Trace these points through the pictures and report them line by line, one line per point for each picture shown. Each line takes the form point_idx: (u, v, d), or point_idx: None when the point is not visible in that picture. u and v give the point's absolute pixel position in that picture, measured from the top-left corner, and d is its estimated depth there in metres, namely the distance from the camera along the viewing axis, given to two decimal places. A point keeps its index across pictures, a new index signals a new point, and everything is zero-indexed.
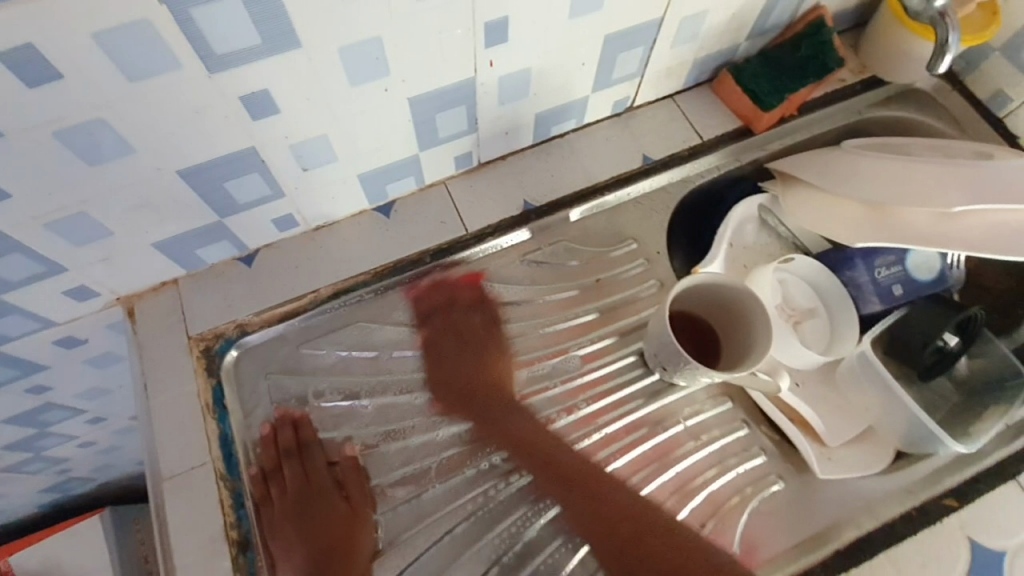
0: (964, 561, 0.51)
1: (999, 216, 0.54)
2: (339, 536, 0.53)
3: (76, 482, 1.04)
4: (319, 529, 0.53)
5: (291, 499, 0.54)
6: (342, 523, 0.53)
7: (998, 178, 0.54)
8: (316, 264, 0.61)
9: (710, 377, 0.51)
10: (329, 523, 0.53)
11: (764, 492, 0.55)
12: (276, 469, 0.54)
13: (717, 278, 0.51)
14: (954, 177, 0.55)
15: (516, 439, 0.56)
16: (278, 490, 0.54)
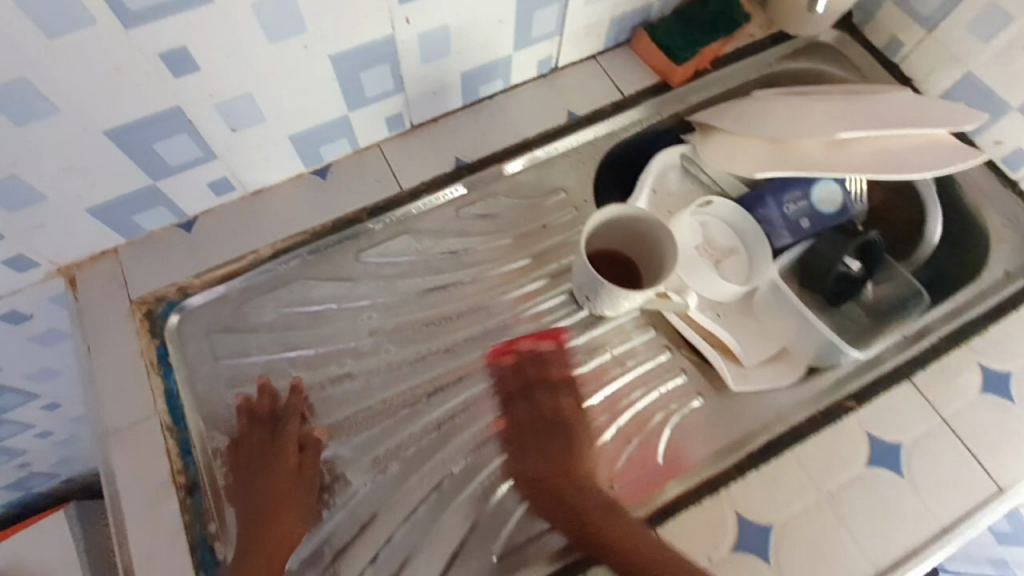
0: (864, 454, 0.54)
1: (885, 143, 0.58)
2: (280, 504, 0.51)
3: (37, 478, 1.04)
4: (269, 493, 0.52)
5: (259, 458, 0.53)
6: (293, 493, 0.52)
7: (884, 111, 0.59)
8: (255, 227, 0.63)
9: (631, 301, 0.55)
10: (279, 488, 0.52)
11: (686, 408, 0.58)
12: (253, 434, 0.54)
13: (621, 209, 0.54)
14: (845, 112, 0.59)
15: (453, 376, 0.59)
16: (248, 448, 0.54)
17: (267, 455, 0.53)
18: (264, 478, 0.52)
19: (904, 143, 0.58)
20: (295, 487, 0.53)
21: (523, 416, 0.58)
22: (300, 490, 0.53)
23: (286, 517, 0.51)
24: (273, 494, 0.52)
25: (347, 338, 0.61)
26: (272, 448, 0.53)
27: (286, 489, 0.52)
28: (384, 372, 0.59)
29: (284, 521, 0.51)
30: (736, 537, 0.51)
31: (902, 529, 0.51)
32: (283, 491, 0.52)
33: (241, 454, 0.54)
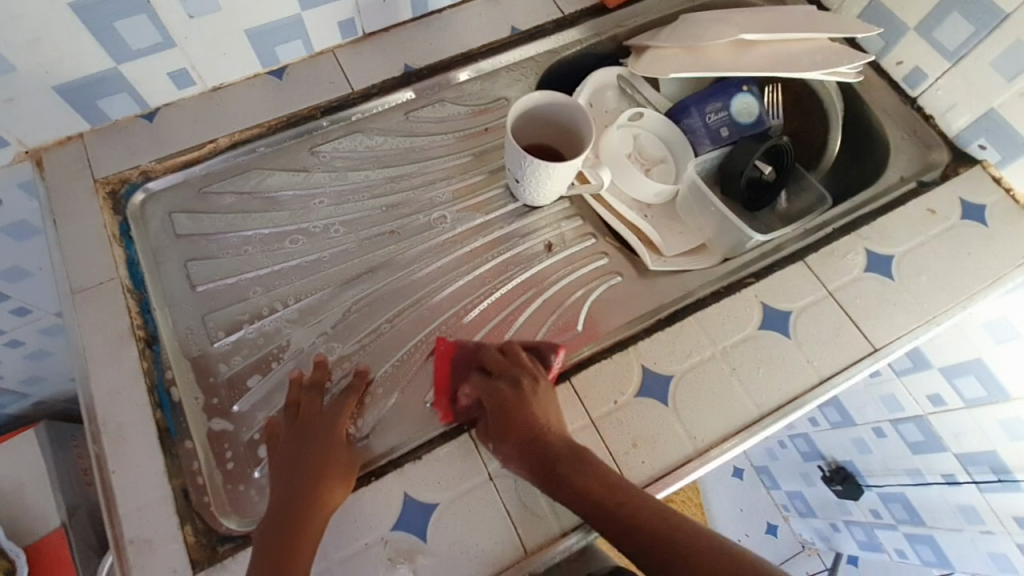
0: (757, 317, 0.61)
1: (779, 48, 0.68)
2: (334, 475, 0.50)
3: (8, 397, 1.08)
4: (318, 463, 0.50)
5: (321, 428, 0.53)
6: (336, 463, 0.51)
7: (781, 21, 0.69)
8: (215, 120, 0.68)
9: (556, 179, 0.61)
10: (327, 457, 0.51)
11: (606, 285, 0.65)
12: (315, 397, 0.55)
13: (544, 97, 0.60)
14: (749, 19, 0.69)
15: (397, 252, 0.65)
16: (310, 415, 0.54)
17: (331, 431, 0.53)
18: (320, 449, 0.51)
19: (798, 47, 0.68)
20: (350, 458, 0.52)
21: (458, 288, 0.64)
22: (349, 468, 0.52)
23: (333, 485, 0.50)
24: (326, 466, 0.50)
25: (297, 220, 0.66)
26: (331, 422, 0.53)
27: (343, 460, 0.51)
28: (333, 251, 0.65)
29: (333, 492, 0.50)
30: (639, 384, 0.57)
31: (784, 378, 0.58)
32: (333, 464, 0.51)
33: (297, 423, 0.53)
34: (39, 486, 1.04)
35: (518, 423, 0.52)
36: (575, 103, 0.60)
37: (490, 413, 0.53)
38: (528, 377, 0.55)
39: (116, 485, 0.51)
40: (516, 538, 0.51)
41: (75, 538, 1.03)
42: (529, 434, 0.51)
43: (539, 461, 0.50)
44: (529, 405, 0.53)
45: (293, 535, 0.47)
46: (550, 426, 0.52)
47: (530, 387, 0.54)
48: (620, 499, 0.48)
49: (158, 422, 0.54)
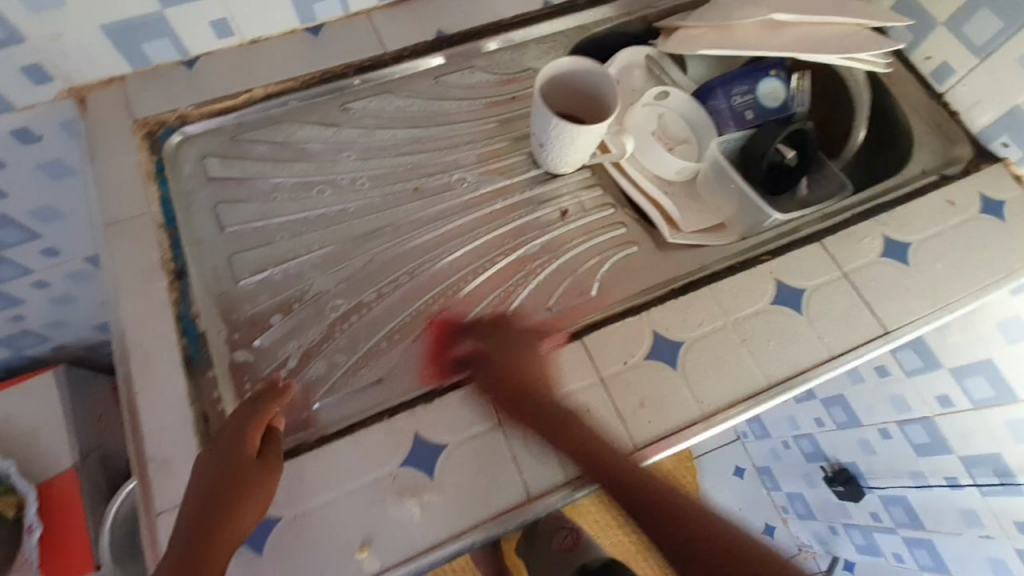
0: (771, 292, 0.62)
1: (808, 30, 0.69)
2: (244, 498, 0.47)
3: (29, 340, 1.11)
4: (219, 506, 0.46)
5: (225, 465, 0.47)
6: (252, 486, 0.47)
7: (813, 4, 0.70)
8: (251, 72, 0.70)
9: (584, 141, 0.61)
10: (241, 481, 0.47)
11: (623, 253, 0.66)
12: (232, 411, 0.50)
13: (568, 63, 0.60)
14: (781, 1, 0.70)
15: (420, 208, 0.67)
16: (219, 449, 0.48)
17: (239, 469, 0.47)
18: (233, 471, 0.47)
19: (827, 31, 0.69)
20: (263, 480, 0.48)
21: (475, 246, 0.65)
22: (264, 489, 0.48)
23: (243, 512, 0.47)
24: (235, 493, 0.46)
25: (326, 173, 0.68)
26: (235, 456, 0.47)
27: (252, 484, 0.47)
28: (357, 203, 0.66)
29: (233, 532, 0.46)
30: (650, 347, 0.58)
31: (793, 353, 0.59)
32: (244, 490, 0.47)
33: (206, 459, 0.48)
34: (52, 429, 1.08)
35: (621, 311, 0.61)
36: (598, 67, 0.60)
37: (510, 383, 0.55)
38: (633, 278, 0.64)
39: (139, 405, 0.53)
40: (520, 483, 0.52)
41: (85, 482, 1.07)
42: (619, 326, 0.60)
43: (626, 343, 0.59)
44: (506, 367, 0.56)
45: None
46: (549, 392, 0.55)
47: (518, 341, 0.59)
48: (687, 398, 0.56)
49: (182, 350, 0.56)
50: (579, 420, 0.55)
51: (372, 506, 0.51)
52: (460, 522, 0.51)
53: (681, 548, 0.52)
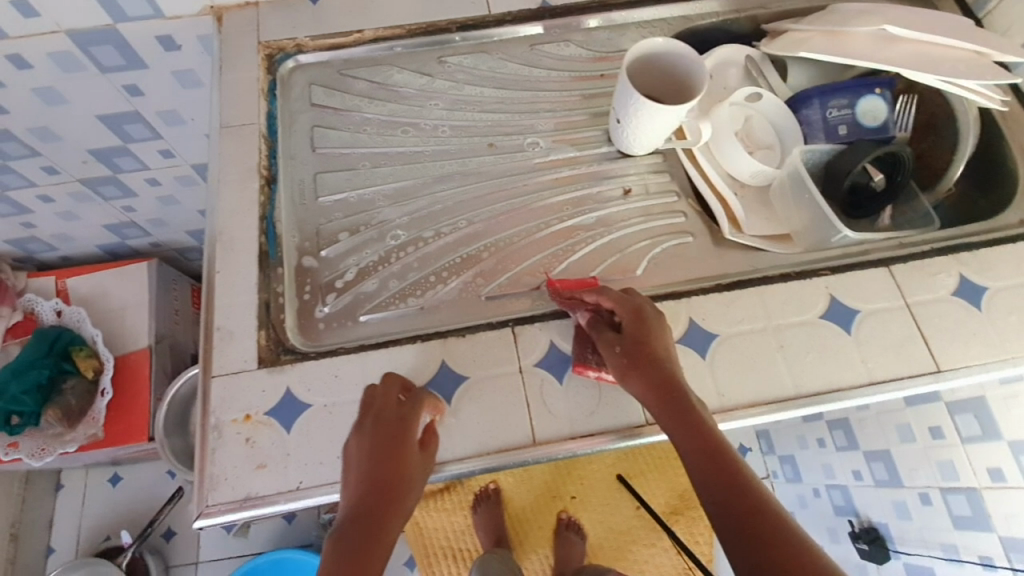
0: (823, 305, 0.61)
1: (921, 50, 0.67)
2: (406, 483, 0.48)
3: (134, 230, 1.26)
4: (387, 486, 0.47)
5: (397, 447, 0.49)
6: (408, 469, 0.48)
7: (933, 24, 0.67)
8: (366, 14, 0.76)
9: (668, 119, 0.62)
10: (401, 465, 0.48)
11: (678, 241, 0.66)
12: (384, 408, 0.51)
13: (654, 45, 0.62)
14: (900, 15, 0.68)
15: (491, 162, 0.70)
16: (381, 431, 0.49)
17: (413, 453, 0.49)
18: (391, 456, 0.48)
19: (942, 52, 0.66)
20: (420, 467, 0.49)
21: (534, 206, 0.68)
22: (419, 469, 0.49)
23: (406, 490, 0.48)
24: (396, 477, 0.48)
25: (412, 115, 0.73)
26: (404, 444, 0.49)
27: (410, 466, 0.49)
28: (436, 148, 0.71)
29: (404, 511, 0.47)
30: (684, 332, 0.59)
31: (831, 369, 0.58)
32: (403, 475, 0.48)
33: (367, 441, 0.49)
34: (137, 311, 1.22)
35: (649, 341, 0.53)
36: (685, 49, 0.61)
37: (623, 348, 0.53)
38: (648, 305, 0.56)
39: (216, 283, 0.60)
40: (529, 427, 0.55)
41: (154, 362, 1.20)
42: (639, 356, 0.52)
43: (651, 381, 0.51)
44: (654, 341, 0.53)
45: (361, 561, 0.43)
46: (674, 368, 0.52)
47: (655, 316, 0.55)
48: (697, 427, 0.48)
49: (260, 245, 0.63)
50: (599, 383, 0.56)
51: None
52: (468, 448, 0.54)
53: (751, 564, 0.41)
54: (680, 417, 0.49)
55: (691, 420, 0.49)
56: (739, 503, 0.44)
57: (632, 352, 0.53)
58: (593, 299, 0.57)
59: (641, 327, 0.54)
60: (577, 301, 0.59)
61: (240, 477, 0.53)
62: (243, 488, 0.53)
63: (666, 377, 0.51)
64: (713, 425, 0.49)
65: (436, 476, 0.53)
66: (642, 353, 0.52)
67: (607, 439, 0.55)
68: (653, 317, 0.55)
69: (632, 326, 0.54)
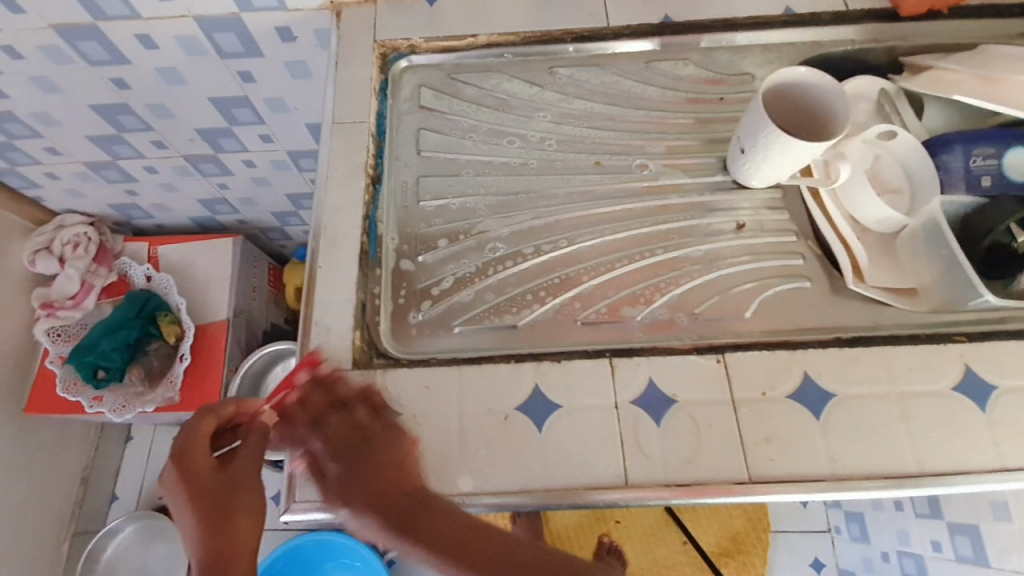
0: (956, 375, 0.55)
1: None
2: (235, 509, 0.47)
3: (223, 207, 1.31)
4: (210, 514, 0.47)
5: (230, 493, 0.48)
6: (225, 492, 0.48)
7: None
8: (481, 18, 0.75)
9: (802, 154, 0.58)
10: (218, 489, 0.48)
11: (792, 285, 0.62)
12: (199, 441, 0.51)
13: (790, 74, 0.58)
14: None
15: (597, 182, 0.68)
16: (182, 458, 0.50)
17: (239, 487, 0.49)
18: (211, 487, 0.48)
19: None
20: (246, 484, 0.49)
21: (637, 232, 0.65)
22: (242, 484, 0.49)
23: (239, 519, 0.47)
24: (228, 506, 0.47)
25: (518, 126, 0.71)
26: (206, 465, 0.50)
27: (219, 488, 0.48)
28: (541, 161, 0.69)
29: (245, 537, 0.46)
30: (796, 387, 0.55)
31: (959, 448, 0.53)
32: (221, 496, 0.48)
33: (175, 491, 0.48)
34: (219, 284, 1.27)
35: (386, 454, 0.49)
36: (828, 79, 0.57)
37: (351, 459, 0.50)
38: (366, 412, 0.53)
39: (318, 279, 0.61)
40: (620, 467, 0.53)
41: (231, 334, 1.24)
42: (385, 478, 0.48)
43: (393, 507, 0.47)
44: (377, 442, 0.50)
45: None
46: (404, 452, 0.50)
47: (372, 413, 0.53)
48: (464, 532, 0.45)
49: (362, 245, 0.63)
50: (697, 431, 0.53)
51: (481, 431, 0.54)
52: (556, 480, 0.52)
53: None
54: (453, 526, 0.46)
55: (448, 521, 0.46)
56: (404, 501, 0.47)
57: (372, 476, 0.48)
58: (338, 416, 0.53)
59: (356, 418, 0.52)
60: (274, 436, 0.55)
61: (326, 477, 0.53)
62: None
63: (425, 500, 0.47)
64: (435, 504, 0.47)
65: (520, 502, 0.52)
66: (388, 465, 0.49)
67: (702, 491, 0.51)
68: (371, 428, 0.52)
69: (344, 423, 0.52)
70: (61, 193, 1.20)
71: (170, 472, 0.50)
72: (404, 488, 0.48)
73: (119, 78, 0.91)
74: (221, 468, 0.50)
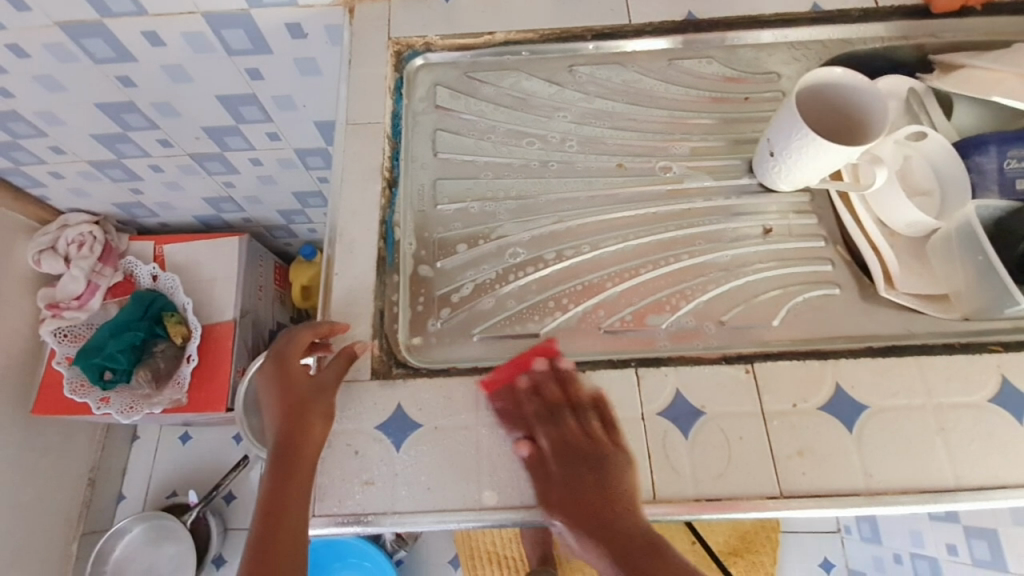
0: (992, 387, 0.54)
1: None
2: (309, 411, 0.52)
3: (230, 206, 1.29)
4: (288, 413, 0.52)
5: (305, 399, 0.52)
6: (301, 397, 0.53)
7: None
8: (499, 14, 0.73)
9: (839, 159, 0.56)
10: (295, 393, 0.53)
11: (821, 292, 0.60)
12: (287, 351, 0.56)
13: (817, 73, 0.57)
14: None
15: (619, 184, 0.66)
16: (275, 363, 0.55)
17: (316, 398, 0.53)
18: (288, 393, 0.53)
19: None
20: (318, 392, 0.53)
21: (660, 237, 0.63)
22: (314, 394, 0.53)
23: (308, 423, 0.51)
24: (302, 408, 0.52)
25: (538, 127, 0.69)
26: (289, 372, 0.54)
27: (296, 394, 0.53)
28: (561, 162, 0.67)
29: (310, 440, 0.51)
30: (828, 398, 0.53)
31: (998, 463, 0.51)
32: (296, 400, 0.52)
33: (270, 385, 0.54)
34: (225, 284, 1.25)
35: (595, 477, 0.50)
36: (858, 79, 0.57)
37: (557, 445, 0.52)
38: (563, 410, 0.54)
39: (336, 286, 0.60)
40: (649, 481, 0.51)
41: (237, 335, 1.22)
42: (596, 488, 0.50)
43: (575, 498, 0.50)
44: (612, 459, 0.51)
45: (280, 487, 0.49)
46: (623, 473, 0.50)
47: (599, 426, 0.53)
48: (596, 504, 0.49)
49: (379, 250, 0.61)
50: (728, 442, 0.52)
51: (503, 445, 0.53)
52: None
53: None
54: (584, 486, 0.50)
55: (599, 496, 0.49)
56: (585, 504, 0.49)
57: (586, 493, 0.50)
58: (540, 438, 0.52)
59: (578, 418, 0.53)
60: (516, 395, 0.55)
61: (347, 492, 0.52)
62: (351, 505, 0.51)
63: (582, 488, 0.50)
64: (603, 476, 0.50)
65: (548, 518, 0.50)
66: (590, 465, 0.51)
67: (735, 506, 0.50)
68: (609, 446, 0.52)
69: (570, 419, 0.53)
70: (66, 191, 1.19)
71: (271, 365, 0.56)
72: (603, 504, 0.49)
73: (125, 76, 0.89)
74: (307, 378, 0.54)
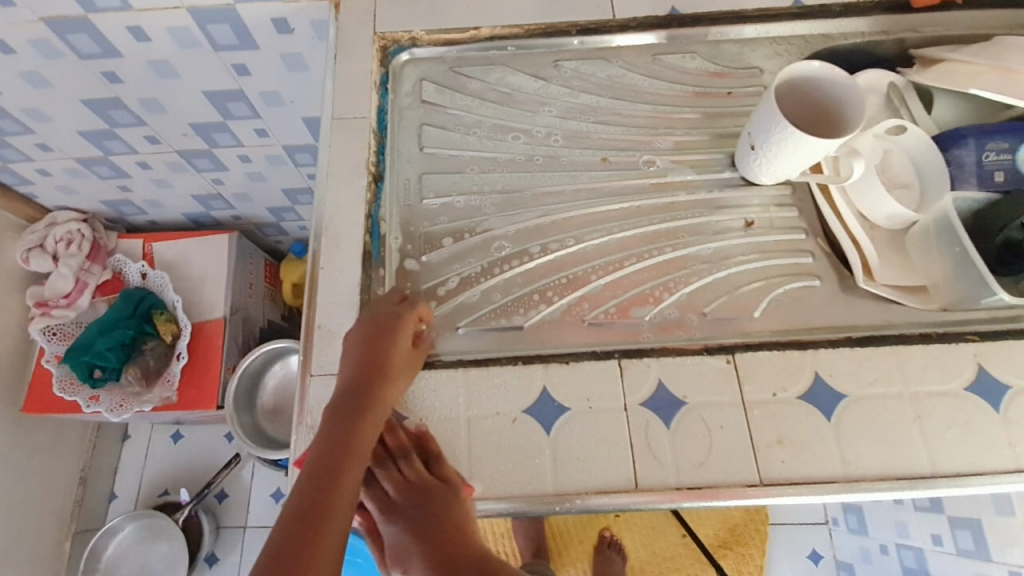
0: (968, 375, 0.55)
1: None
2: (394, 381, 0.54)
3: (219, 203, 1.29)
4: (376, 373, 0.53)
5: (394, 370, 0.54)
6: (396, 364, 0.54)
7: None
8: (484, 9, 0.73)
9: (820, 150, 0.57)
10: (390, 357, 0.54)
11: (801, 283, 0.61)
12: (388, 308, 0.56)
13: (795, 67, 0.58)
14: None
15: (604, 177, 0.67)
16: (377, 316, 0.56)
17: (402, 372, 0.54)
18: (383, 354, 0.54)
19: None
20: (407, 367, 0.55)
21: (643, 230, 0.64)
22: (402, 367, 0.54)
23: (390, 390, 0.53)
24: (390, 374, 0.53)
25: (523, 121, 0.70)
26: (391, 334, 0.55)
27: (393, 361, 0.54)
28: (546, 157, 0.68)
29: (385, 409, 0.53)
30: (807, 387, 0.54)
31: (973, 449, 0.52)
32: (390, 365, 0.54)
33: (365, 336, 0.55)
34: (214, 281, 1.24)
35: (433, 513, 0.50)
36: (836, 72, 0.58)
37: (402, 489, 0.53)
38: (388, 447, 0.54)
39: (322, 280, 0.60)
40: (631, 470, 0.52)
41: (226, 333, 1.21)
42: (442, 529, 0.50)
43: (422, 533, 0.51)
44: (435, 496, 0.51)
45: (347, 440, 0.50)
46: (452, 508, 0.50)
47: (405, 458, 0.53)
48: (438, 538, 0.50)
49: (365, 244, 0.62)
50: (709, 431, 0.53)
51: (488, 436, 0.53)
52: (565, 483, 0.52)
53: None
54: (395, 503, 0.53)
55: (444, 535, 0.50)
56: (435, 535, 0.50)
57: (432, 531, 0.50)
58: None
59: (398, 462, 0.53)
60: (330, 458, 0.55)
61: None
62: None
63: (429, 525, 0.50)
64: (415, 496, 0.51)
65: (532, 508, 0.51)
66: (424, 504, 0.51)
67: (714, 493, 0.51)
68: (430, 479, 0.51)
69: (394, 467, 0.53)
70: (53, 189, 1.18)
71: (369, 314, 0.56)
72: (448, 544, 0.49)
73: (110, 72, 0.88)
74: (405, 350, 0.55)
